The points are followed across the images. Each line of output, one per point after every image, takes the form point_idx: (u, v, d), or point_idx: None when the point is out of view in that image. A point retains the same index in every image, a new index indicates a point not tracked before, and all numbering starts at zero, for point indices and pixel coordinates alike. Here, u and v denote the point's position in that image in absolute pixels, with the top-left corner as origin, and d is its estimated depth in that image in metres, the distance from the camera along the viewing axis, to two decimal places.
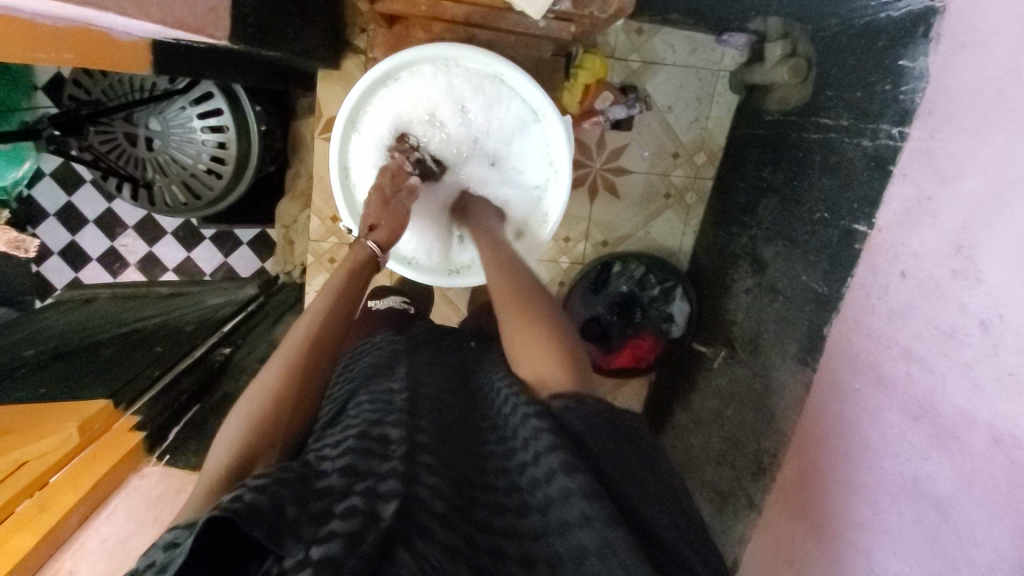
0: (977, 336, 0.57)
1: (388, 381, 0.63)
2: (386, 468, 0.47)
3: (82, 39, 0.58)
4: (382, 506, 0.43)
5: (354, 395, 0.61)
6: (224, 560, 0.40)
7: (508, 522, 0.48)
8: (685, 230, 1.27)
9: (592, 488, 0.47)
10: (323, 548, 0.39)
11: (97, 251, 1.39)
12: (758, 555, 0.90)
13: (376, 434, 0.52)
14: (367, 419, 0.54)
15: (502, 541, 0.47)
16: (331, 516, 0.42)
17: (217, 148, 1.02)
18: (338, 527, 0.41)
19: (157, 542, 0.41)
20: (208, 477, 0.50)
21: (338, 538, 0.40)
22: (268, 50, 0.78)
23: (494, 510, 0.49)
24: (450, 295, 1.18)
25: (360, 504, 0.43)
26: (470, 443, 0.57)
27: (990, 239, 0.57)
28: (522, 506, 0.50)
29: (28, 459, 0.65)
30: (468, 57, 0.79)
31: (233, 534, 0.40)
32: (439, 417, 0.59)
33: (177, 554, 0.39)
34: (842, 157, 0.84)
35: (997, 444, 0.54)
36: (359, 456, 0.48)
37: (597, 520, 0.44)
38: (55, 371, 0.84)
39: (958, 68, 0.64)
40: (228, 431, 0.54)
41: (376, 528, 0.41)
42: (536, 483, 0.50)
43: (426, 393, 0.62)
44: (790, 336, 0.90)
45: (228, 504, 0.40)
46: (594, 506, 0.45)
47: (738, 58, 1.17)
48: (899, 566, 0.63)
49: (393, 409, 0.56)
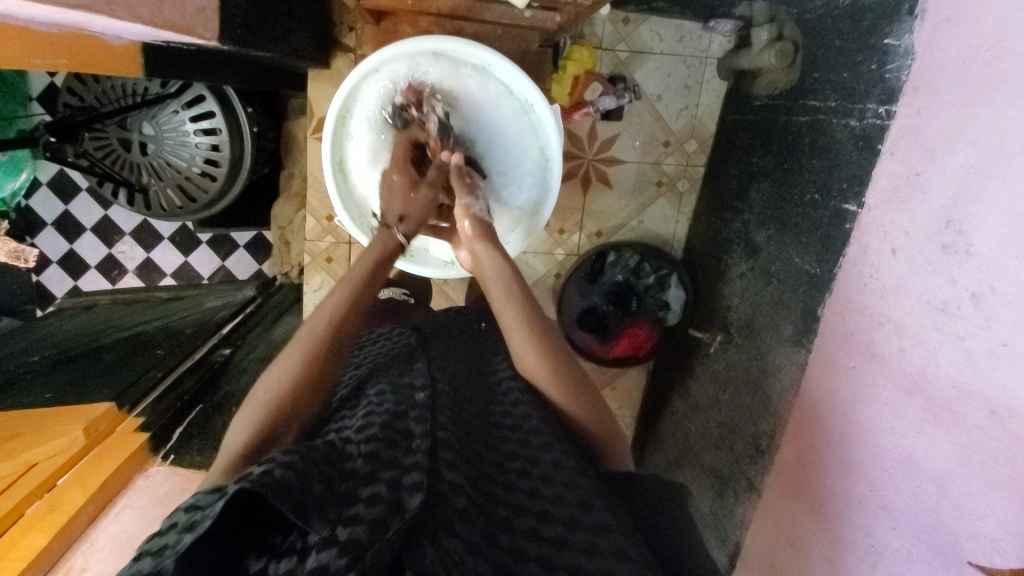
0: (968, 309, 0.58)
1: (407, 375, 0.64)
2: (410, 460, 0.50)
3: (72, 43, 0.57)
4: (407, 497, 0.46)
5: (371, 378, 0.65)
6: (247, 536, 0.43)
7: (529, 523, 0.51)
8: (678, 218, 1.28)
9: (628, 530, 0.51)
10: (349, 531, 0.42)
11: (95, 258, 1.40)
12: (759, 535, 0.92)
13: (399, 427, 0.54)
14: (391, 409, 0.56)
15: (523, 542, 0.49)
16: (356, 499, 0.45)
17: (211, 150, 1.03)
18: (363, 512, 0.44)
19: (179, 507, 0.45)
20: (227, 454, 0.55)
21: (363, 524, 0.43)
22: (257, 51, 0.78)
23: (526, 531, 0.50)
24: (447, 289, 1.19)
25: (384, 493, 0.46)
26: (487, 440, 0.61)
27: (978, 215, 0.57)
28: (542, 510, 0.52)
29: (37, 461, 0.66)
30: (453, 47, 0.79)
31: (257, 501, 0.43)
32: (458, 413, 0.61)
33: (206, 514, 0.42)
34: (831, 139, 0.84)
35: (993, 417, 0.54)
36: (384, 445, 0.51)
37: (635, 560, 0.48)
38: (59, 376, 0.85)
39: (943, 45, 0.65)
40: (249, 411, 0.58)
41: (401, 517, 0.44)
42: (563, 500, 0.52)
43: (445, 387, 0.64)
44: (785, 318, 0.91)
45: (255, 479, 0.42)
46: (632, 546, 0.50)
47: (725, 44, 1.18)
48: (899, 541, 0.64)
49: (415, 404, 0.58)
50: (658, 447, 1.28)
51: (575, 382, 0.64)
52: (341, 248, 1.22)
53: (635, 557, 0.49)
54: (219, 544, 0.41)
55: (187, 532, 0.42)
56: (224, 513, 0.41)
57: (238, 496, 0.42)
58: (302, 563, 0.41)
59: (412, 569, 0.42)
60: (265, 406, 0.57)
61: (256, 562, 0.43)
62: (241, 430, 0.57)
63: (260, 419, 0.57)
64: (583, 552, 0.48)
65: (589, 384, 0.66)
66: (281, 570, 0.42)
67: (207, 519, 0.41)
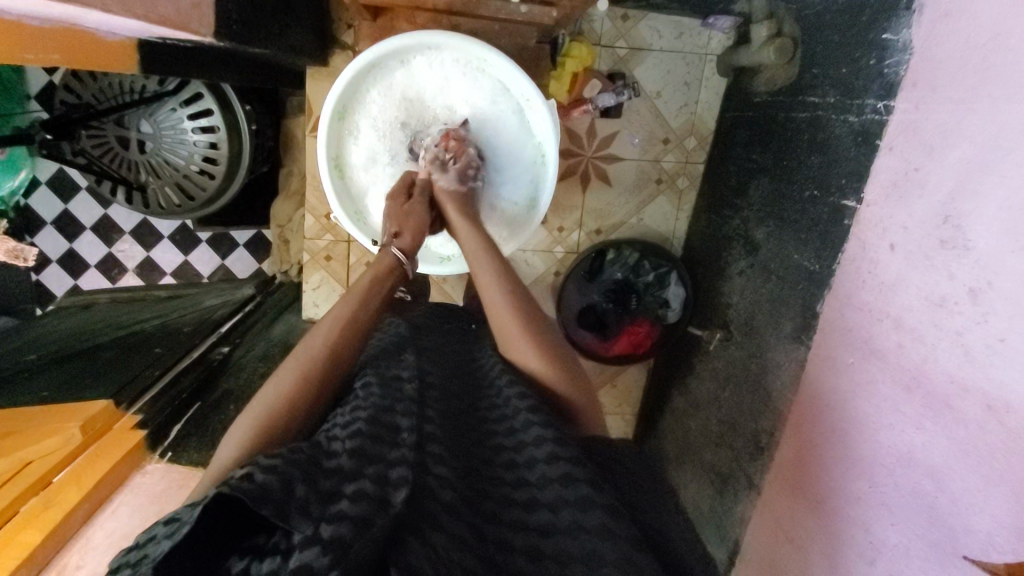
0: (966, 304, 0.57)
1: (396, 365, 0.64)
2: (396, 454, 0.50)
3: (67, 39, 0.57)
4: (392, 493, 0.46)
5: (359, 370, 0.64)
6: (226, 537, 0.43)
7: (515, 515, 0.50)
8: (678, 216, 1.28)
9: (614, 506, 0.49)
10: (333, 528, 0.42)
11: (95, 257, 1.40)
12: (758, 533, 0.91)
13: (386, 421, 0.53)
14: (377, 403, 0.55)
15: (510, 534, 0.49)
16: (341, 496, 0.45)
17: (209, 148, 1.03)
18: (347, 509, 0.44)
19: (159, 519, 0.44)
20: (213, 470, 0.51)
21: (347, 521, 0.43)
22: (253, 47, 0.78)
23: (512, 522, 0.50)
24: (446, 287, 1.19)
25: (369, 488, 0.46)
26: (476, 434, 0.60)
27: (976, 209, 0.57)
28: (529, 499, 0.51)
29: (31, 459, 0.66)
30: (448, 43, 0.79)
31: (237, 505, 0.43)
32: (446, 406, 0.61)
33: (187, 520, 0.42)
34: (831, 134, 0.84)
35: (991, 412, 0.54)
36: (369, 440, 0.50)
37: (620, 538, 0.46)
38: (56, 375, 0.85)
39: (940, 39, 0.64)
40: (239, 428, 0.55)
41: (386, 514, 0.44)
42: (546, 480, 0.52)
43: (434, 380, 0.64)
44: (785, 315, 0.91)
45: (236, 484, 0.42)
46: (617, 524, 0.48)
47: (724, 40, 1.17)
48: (898, 537, 0.64)
49: (402, 397, 0.57)
50: (658, 445, 1.28)
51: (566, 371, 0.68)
52: (340, 247, 1.21)
53: (618, 534, 0.47)
54: (199, 549, 0.42)
55: (166, 537, 0.42)
56: (203, 518, 0.42)
57: (217, 502, 0.42)
58: (285, 563, 0.41)
59: (398, 567, 0.42)
60: (257, 423, 0.55)
61: (238, 562, 0.43)
62: (230, 447, 0.53)
63: (252, 436, 0.54)
64: (566, 532, 0.48)
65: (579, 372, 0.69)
66: (263, 571, 0.41)
67: (187, 525, 0.41)
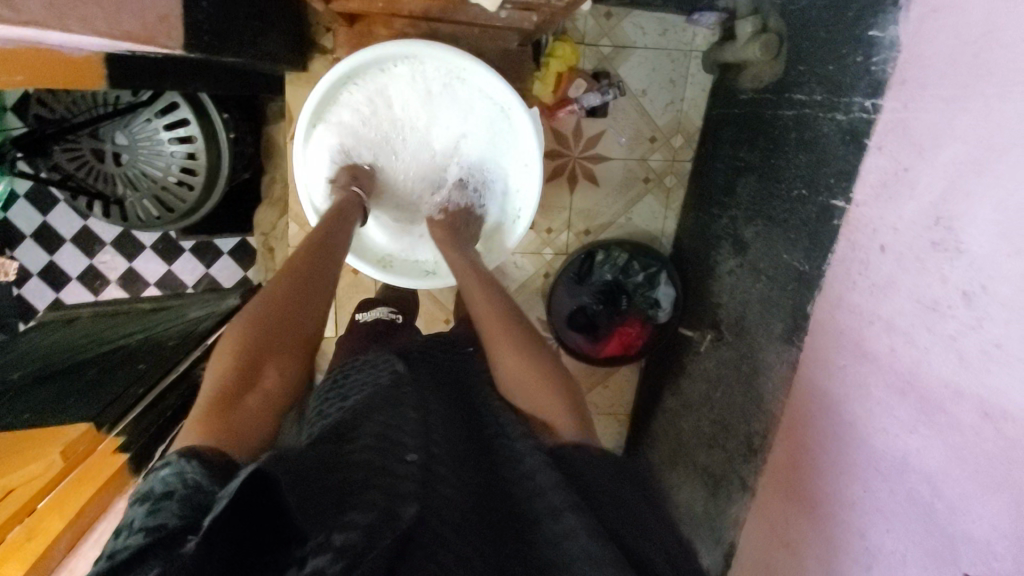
0: (959, 308, 0.57)
1: (396, 391, 0.63)
2: (403, 469, 0.48)
3: (28, 58, 0.55)
4: (401, 507, 0.44)
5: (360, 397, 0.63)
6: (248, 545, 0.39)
7: (517, 548, 0.48)
8: (666, 214, 1.27)
9: (598, 531, 0.47)
10: (344, 536, 0.41)
11: (76, 270, 1.37)
12: (754, 535, 0.91)
13: (392, 437, 0.52)
14: (386, 422, 0.55)
15: (511, 564, 0.47)
16: (349, 506, 0.44)
17: (187, 159, 1.00)
18: (358, 518, 0.42)
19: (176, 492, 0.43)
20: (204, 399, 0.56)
21: (358, 529, 0.41)
22: (226, 58, 0.76)
23: (511, 553, 0.48)
24: (435, 292, 1.18)
25: (379, 501, 0.44)
26: (479, 456, 0.59)
27: (972, 210, 0.56)
28: (534, 535, 0.49)
29: (13, 487, 0.65)
30: (429, 54, 0.77)
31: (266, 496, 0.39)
32: (449, 429, 0.60)
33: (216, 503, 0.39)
34: (818, 133, 0.83)
35: (987, 418, 0.53)
36: (378, 454, 0.49)
37: (606, 565, 0.43)
38: (39, 394, 0.83)
39: (928, 37, 0.63)
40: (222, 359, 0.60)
41: (395, 527, 0.42)
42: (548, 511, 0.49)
43: (435, 408, 0.63)
44: (775, 316, 0.90)
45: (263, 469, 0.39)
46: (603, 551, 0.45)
47: (709, 36, 1.16)
48: (895, 544, 0.63)
49: (407, 418, 0.56)
50: (651, 443, 1.28)
51: (543, 369, 0.68)
52: None
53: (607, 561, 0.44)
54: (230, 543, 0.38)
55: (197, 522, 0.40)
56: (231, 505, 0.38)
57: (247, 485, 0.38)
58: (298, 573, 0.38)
59: None
60: (235, 351, 0.60)
61: None
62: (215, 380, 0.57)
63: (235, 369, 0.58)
64: None
65: (558, 370, 0.69)
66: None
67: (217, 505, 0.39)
